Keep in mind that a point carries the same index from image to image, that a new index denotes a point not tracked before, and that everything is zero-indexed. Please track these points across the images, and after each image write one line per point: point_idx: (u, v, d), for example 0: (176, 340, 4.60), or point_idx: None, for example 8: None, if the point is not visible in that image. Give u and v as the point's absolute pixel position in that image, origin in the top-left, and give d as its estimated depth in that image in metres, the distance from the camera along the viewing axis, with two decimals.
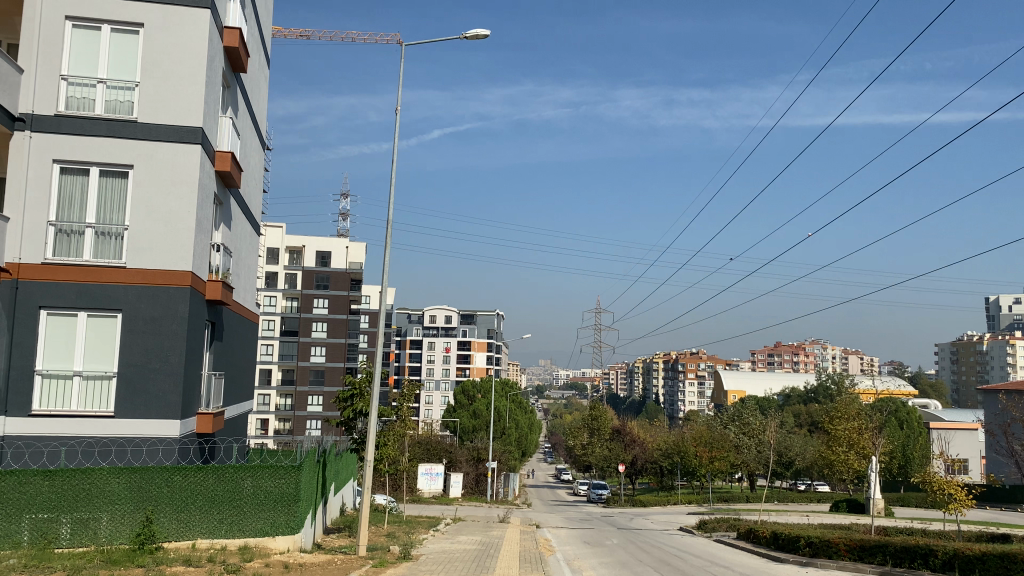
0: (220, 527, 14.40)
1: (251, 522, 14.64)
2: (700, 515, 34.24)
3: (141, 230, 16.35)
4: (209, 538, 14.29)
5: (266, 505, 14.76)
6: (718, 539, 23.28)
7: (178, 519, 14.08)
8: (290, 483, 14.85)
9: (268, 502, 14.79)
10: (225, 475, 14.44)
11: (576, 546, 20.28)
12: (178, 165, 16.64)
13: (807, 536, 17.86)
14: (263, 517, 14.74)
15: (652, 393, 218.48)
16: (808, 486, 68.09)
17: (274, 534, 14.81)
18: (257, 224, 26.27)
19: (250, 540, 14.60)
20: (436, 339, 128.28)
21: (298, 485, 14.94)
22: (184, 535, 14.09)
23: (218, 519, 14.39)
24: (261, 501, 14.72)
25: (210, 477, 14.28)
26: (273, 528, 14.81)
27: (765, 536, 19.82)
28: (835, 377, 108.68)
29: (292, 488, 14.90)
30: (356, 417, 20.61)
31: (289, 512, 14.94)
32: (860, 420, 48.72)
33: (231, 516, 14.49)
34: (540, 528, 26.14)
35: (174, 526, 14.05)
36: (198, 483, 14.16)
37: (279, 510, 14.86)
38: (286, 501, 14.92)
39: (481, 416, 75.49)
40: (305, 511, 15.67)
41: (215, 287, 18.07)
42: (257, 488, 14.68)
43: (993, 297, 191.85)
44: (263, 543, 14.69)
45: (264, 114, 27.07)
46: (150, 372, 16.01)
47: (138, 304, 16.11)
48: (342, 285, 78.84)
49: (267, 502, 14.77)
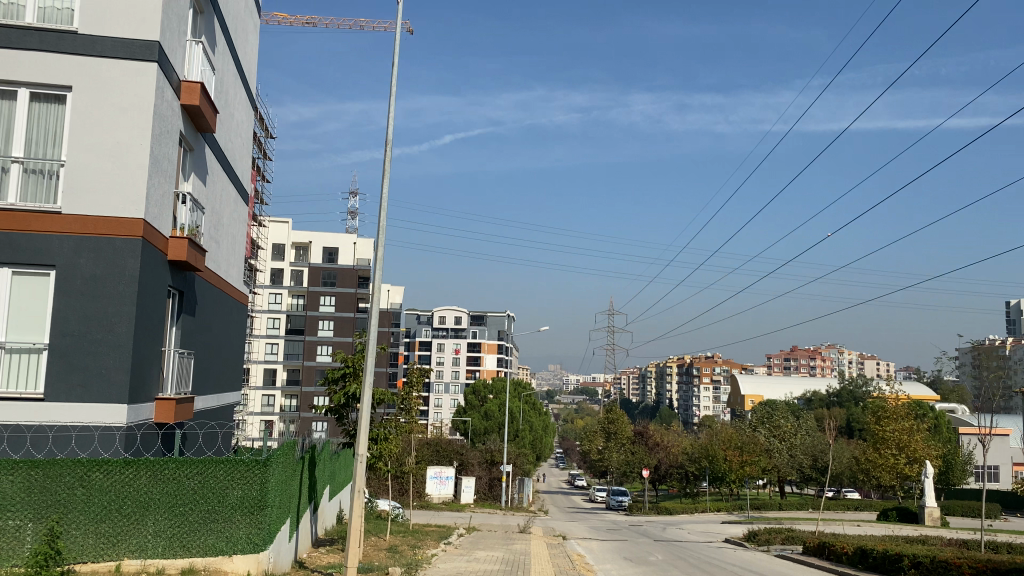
0: (157, 543, 11.12)
1: (201, 538, 11.36)
2: (742, 525, 30.81)
3: (79, 166, 13.02)
4: (140, 558, 11.02)
5: (219, 514, 11.45)
6: (779, 555, 19.83)
7: (98, 533, 10.81)
8: (253, 484, 11.58)
9: (222, 510, 11.48)
10: (164, 472, 11.21)
11: (619, 565, 16.78)
12: (129, 88, 13.29)
13: (911, 554, 14.30)
14: (216, 530, 11.43)
15: (665, 399, 214.74)
16: (838, 494, 64.41)
17: (231, 552, 11.48)
18: (242, 190, 23.12)
19: (198, 561, 11.31)
20: (446, 341, 125.28)
21: (264, 487, 11.65)
22: (104, 555, 10.81)
23: (154, 531, 11.11)
24: (212, 508, 11.42)
25: (142, 475, 11.05)
26: (229, 545, 11.48)
27: (849, 554, 16.35)
28: (859, 380, 104.96)
29: (255, 490, 11.60)
30: (348, 405, 17.22)
31: (251, 523, 11.57)
32: (908, 420, 45.23)
33: (172, 528, 11.20)
34: (568, 541, 22.85)
35: (92, 543, 10.77)
36: (123, 483, 10.95)
37: (236, 520, 11.52)
38: (248, 508, 11.58)
39: (493, 417, 72.19)
40: (276, 522, 12.30)
41: (179, 245, 14.84)
42: (206, 489, 11.40)
43: (1014, 301, 186.79)
44: (216, 565, 11.39)
45: (254, 67, 23.92)
46: (88, 344, 12.66)
47: (76, 259, 12.80)
48: (349, 283, 75.17)
49: (221, 510, 11.45)
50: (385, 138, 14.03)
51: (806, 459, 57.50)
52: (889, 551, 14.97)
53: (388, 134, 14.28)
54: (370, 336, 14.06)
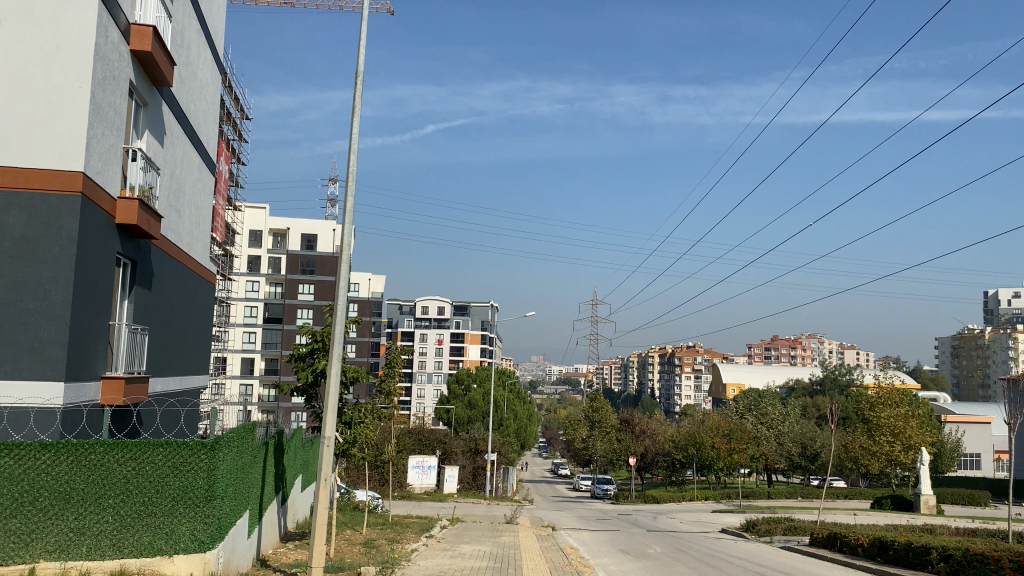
0: (81, 541, 9.64)
1: (135, 535, 9.91)
2: (736, 515, 29.79)
3: (9, 112, 11.44)
4: (60, 560, 9.50)
5: (158, 506, 10.02)
6: (784, 546, 18.68)
7: (9, 529, 9.31)
8: (198, 471, 10.20)
9: (162, 502, 10.04)
10: (90, 458, 9.75)
11: (616, 560, 15.38)
12: (65, 22, 11.61)
13: (939, 546, 13.05)
14: (152, 525, 9.98)
15: (647, 389, 214.64)
16: (823, 483, 63.84)
17: (171, 552, 10.05)
18: (208, 160, 21.63)
19: (132, 562, 9.86)
20: (428, 331, 123.55)
21: (212, 475, 10.24)
22: (14, 555, 9.29)
23: (78, 528, 9.64)
24: (148, 500, 9.99)
25: (62, 461, 9.58)
26: (169, 542, 10.05)
27: (866, 546, 15.15)
28: (842, 369, 104.61)
29: (200, 479, 10.20)
30: (316, 383, 15.72)
31: (196, 517, 10.15)
32: (904, 406, 44.34)
33: (98, 523, 9.73)
34: (558, 532, 21.56)
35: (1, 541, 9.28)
36: (37, 471, 9.45)
37: (180, 514, 10.10)
38: (192, 499, 10.17)
39: (476, 406, 70.85)
40: (228, 519, 10.87)
41: (128, 206, 13.28)
42: (140, 478, 9.96)
43: (992, 291, 187.43)
44: (153, 566, 9.95)
45: (221, 26, 22.29)
46: (19, 315, 11.09)
47: (5, 217, 11.26)
48: (329, 270, 73.73)
49: (159, 502, 10.02)
50: (357, 70, 11.65)
51: (796, 447, 56.73)
52: (913, 542, 13.70)
53: (360, 67, 11.93)
54: (336, 303, 12.07)
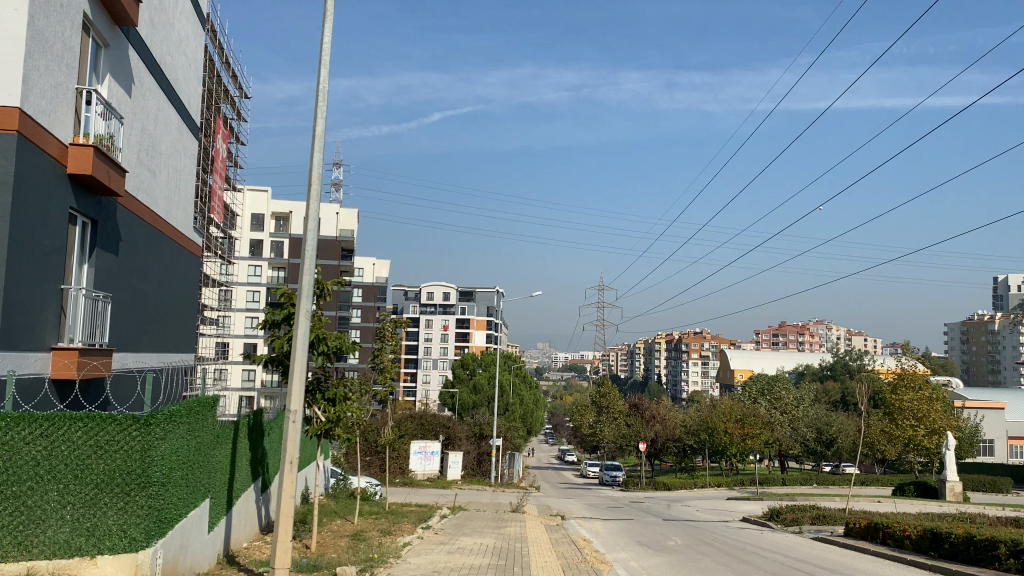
0: None
1: (47, 530, 8.42)
2: (755, 503, 28.30)
3: None
4: None
5: (77, 494, 8.55)
6: (816, 536, 17.15)
7: None
8: (126, 452, 8.76)
9: (80, 488, 8.56)
10: None
11: (636, 554, 13.73)
12: None
13: (1008, 538, 11.43)
14: (68, 518, 8.51)
15: (654, 375, 213.05)
16: (835, 468, 62.33)
17: (95, 552, 8.60)
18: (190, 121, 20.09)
19: (44, 563, 8.37)
20: (433, 316, 121.94)
21: (143, 457, 8.80)
22: None
23: None
24: (64, 487, 8.49)
25: None
26: (91, 539, 8.58)
27: (916, 539, 13.62)
28: (854, 354, 102.76)
29: (129, 462, 8.74)
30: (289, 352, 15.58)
31: (124, 508, 8.72)
32: (926, 388, 42.67)
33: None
34: (568, 521, 20.02)
35: None
36: None
37: (104, 505, 8.66)
38: (119, 486, 8.72)
39: (481, 390, 69.70)
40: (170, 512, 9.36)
41: (81, 154, 11.64)
42: (51, 459, 8.44)
43: (1003, 277, 185.10)
44: (72, 568, 8.48)
45: None
46: None
47: None
48: (332, 254, 71.36)
49: (79, 489, 8.55)
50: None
51: (810, 432, 55.25)
52: (975, 536, 12.10)
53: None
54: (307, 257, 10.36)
